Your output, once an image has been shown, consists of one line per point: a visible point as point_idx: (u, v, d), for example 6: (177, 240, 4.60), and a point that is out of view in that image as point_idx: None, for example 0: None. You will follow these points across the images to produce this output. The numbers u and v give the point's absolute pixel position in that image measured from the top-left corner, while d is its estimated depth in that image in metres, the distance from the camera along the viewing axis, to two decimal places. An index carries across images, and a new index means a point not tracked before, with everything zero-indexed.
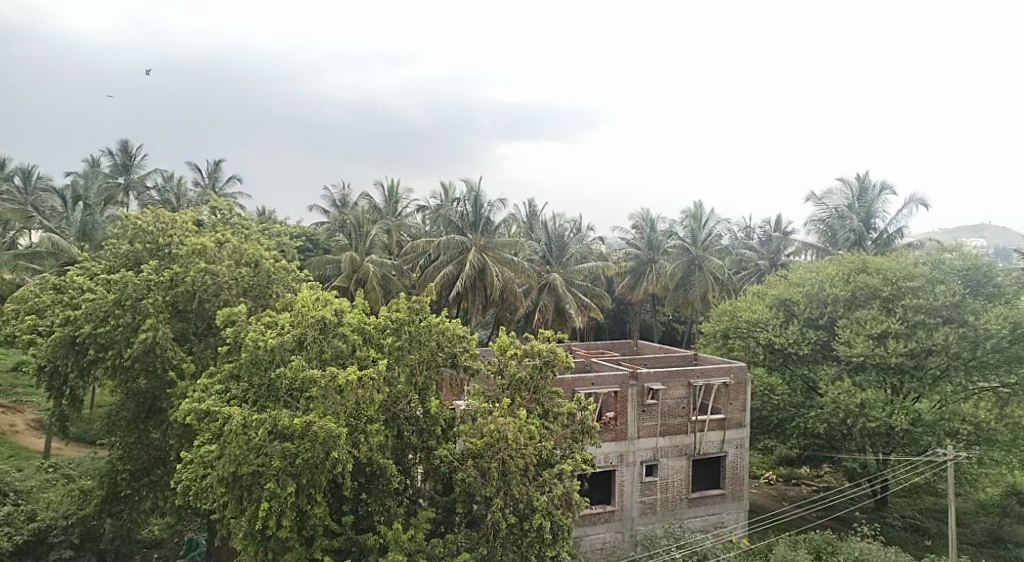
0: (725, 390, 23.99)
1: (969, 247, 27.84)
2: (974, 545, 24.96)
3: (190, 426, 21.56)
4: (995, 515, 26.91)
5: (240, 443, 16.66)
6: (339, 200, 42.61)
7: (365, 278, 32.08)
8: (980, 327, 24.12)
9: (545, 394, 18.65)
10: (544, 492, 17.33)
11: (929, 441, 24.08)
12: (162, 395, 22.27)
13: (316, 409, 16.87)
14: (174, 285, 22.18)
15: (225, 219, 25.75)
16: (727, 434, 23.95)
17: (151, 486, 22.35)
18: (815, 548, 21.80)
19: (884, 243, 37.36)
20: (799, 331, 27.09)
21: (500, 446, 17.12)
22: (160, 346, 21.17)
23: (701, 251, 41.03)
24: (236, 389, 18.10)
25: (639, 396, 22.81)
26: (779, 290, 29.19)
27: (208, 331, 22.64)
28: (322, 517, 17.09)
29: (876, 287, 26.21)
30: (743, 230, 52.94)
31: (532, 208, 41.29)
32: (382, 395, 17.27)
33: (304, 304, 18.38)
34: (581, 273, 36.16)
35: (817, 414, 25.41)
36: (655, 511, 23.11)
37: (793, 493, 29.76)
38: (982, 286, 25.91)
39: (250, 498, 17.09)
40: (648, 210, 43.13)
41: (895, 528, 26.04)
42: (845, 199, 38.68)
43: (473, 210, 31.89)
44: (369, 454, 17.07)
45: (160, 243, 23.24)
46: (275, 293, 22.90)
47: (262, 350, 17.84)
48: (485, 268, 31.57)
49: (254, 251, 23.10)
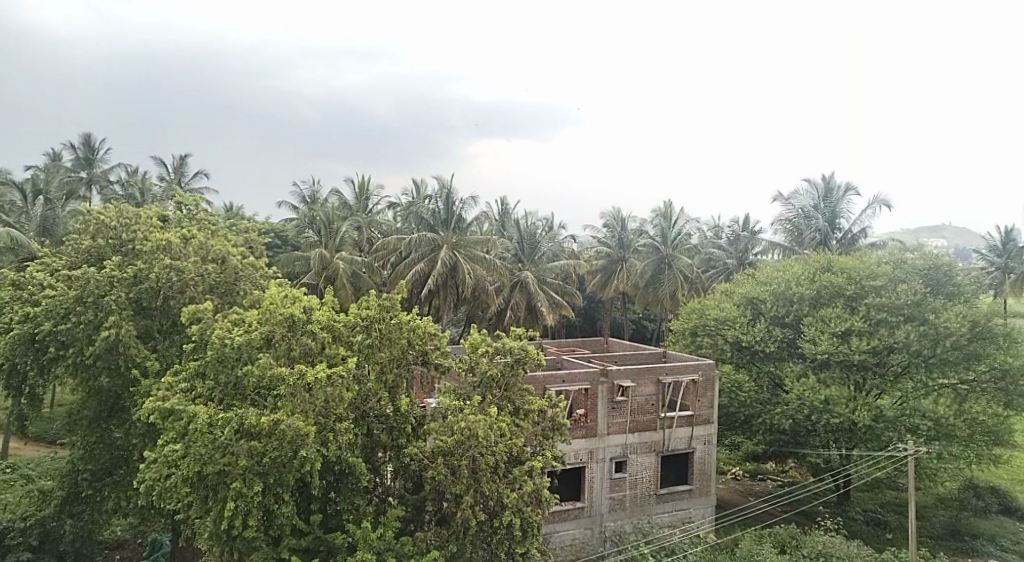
0: (693, 387, 24.24)
1: (930, 248, 28.60)
2: (933, 538, 25.52)
3: (154, 425, 21.22)
4: (952, 508, 27.51)
5: (205, 442, 16.57)
6: (309, 196, 42.19)
7: (334, 275, 31.78)
8: (941, 326, 24.75)
9: (516, 391, 18.71)
10: (515, 489, 17.37)
11: (890, 436, 24.60)
12: (125, 393, 21.88)
13: (284, 408, 16.68)
14: (137, 282, 21.72)
15: (191, 214, 25.31)
16: (696, 431, 24.21)
17: (113, 486, 21.97)
18: (780, 542, 22.20)
19: (849, 243, 38.08)
20: (766, 329, 27.47)
21: (471, 444, 17.10)
22: (124, 344, 20.77)
23: (671, 249, 41.25)
24: (202, 388, 17.86)
25: (609, 394, 22.94)
26: (746, 288, 29.55)
27: (173, 328, 22.29)
28: (289, 517, 16.86)
29: (840, 286, 26.69)
30: (713, 228, 53.59)
31: (504, 206, 41.15)
32: (351, 393, 17.11)
33: (272, 302, 18.16)
34: (553, 270, 36.24)
35: (782, 410, 25.80)
36: (623, 508, 23.29)
37: (759, 488, 30.22)
38: (943, 285, 26.65)
39: (215, 498, 16.91)
40: (619, 208, 43.29)
41: (857, 522, 26.50)
42: (811, 199, 39.39)
43: (444, 207, 31.67)
44: (338, 453, 16.96)
45: (123, 239, 22.74)
46: (241, 290, 22.58)
47: (228, 349, 17.64)
48: (456, 266, 31.45)
49: (220, 248, 22.75)
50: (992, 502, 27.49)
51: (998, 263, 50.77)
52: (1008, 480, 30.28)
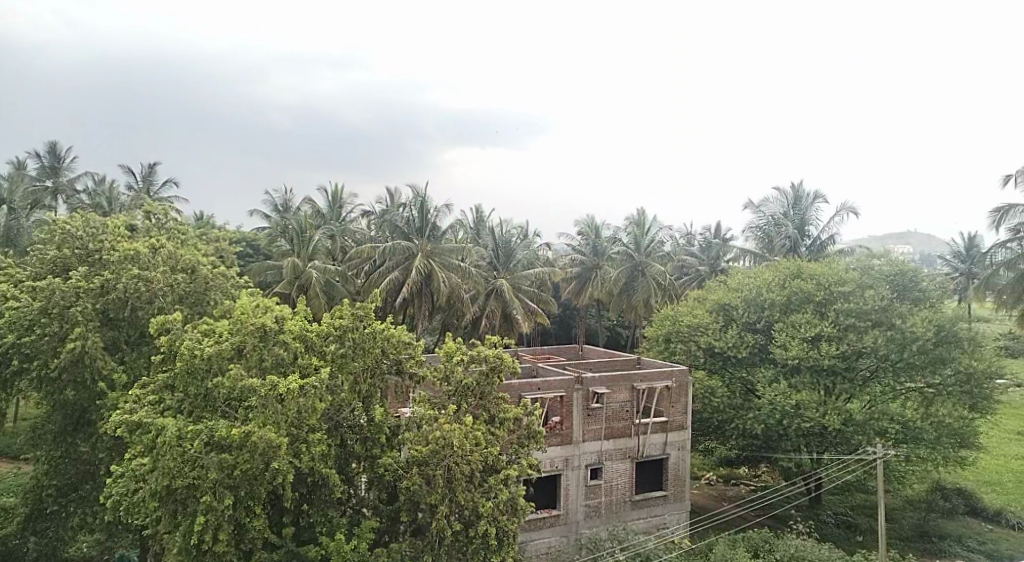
0: (667, 393, 24.40)
1: (896, 254, 29.27)
2: (902, 539, 25.93)
3: (121, 439, 20.87)
4: (921, 510, 27.98)
5: (175, 455, 16.15)
6: (281, 205, 41.86)
7: (307, 284, 31.48)
8: (907, 330, 25.37)
9: (491, 399, 18.68)
10: (490, 498, 17.34)
11: (859, 440, 25.06)
12: (91, 406, 21.41)
13: (255, 420, 16.41)
14: (104, 292, 21.28)
15: (160, 223, 24.95)
16: (670, 437, 24.38)
17: (79, 501, 21.32)
18: (753, 547, 22.41)
19: (817, 250, 38.76)
20: (738, 335, 27.78)
21: (445, 453, 17.01)
22: (90, 356, 20.32)
23: (645, 257, 41.55)
24: (171, 400, 17.63)
25: (584, 401, 23.03)
26: (718, 295, 29.89)
27: (141, 340, 21.87)
28: (260, 530, 16.62)
29: (810, 292, 27.10)
30: (685, 236, 54.18)
31: (479, 214, 41.18)
32: (324, 404, 16.93)
33: (244, 312, 17.99)
34: (528, 278, 36.29)
35: (754, 415, 26.07)
36: (599, 515, 23.33)
37: (732, 492, 30.48)
38: (909, 290, 27.28)
39: (185, 512, 16.66)
40: (593, 216, 43.60)
41: (828, 525, 26.87)
42: (780, 207, 40.09)
43: (419, 215, 31.68)
44: (311, 465, 16.79)
45: (90, 249, 22.35)
46: (212, 300, 22.34)
47: (198, 360, 17.39)
48: (430, 274, 31.35)
49: (191, 257, 22.41)
50: (959, 503, 28.02)
51: (963, 269, 51.71)
52: (974, 482, 30.86)
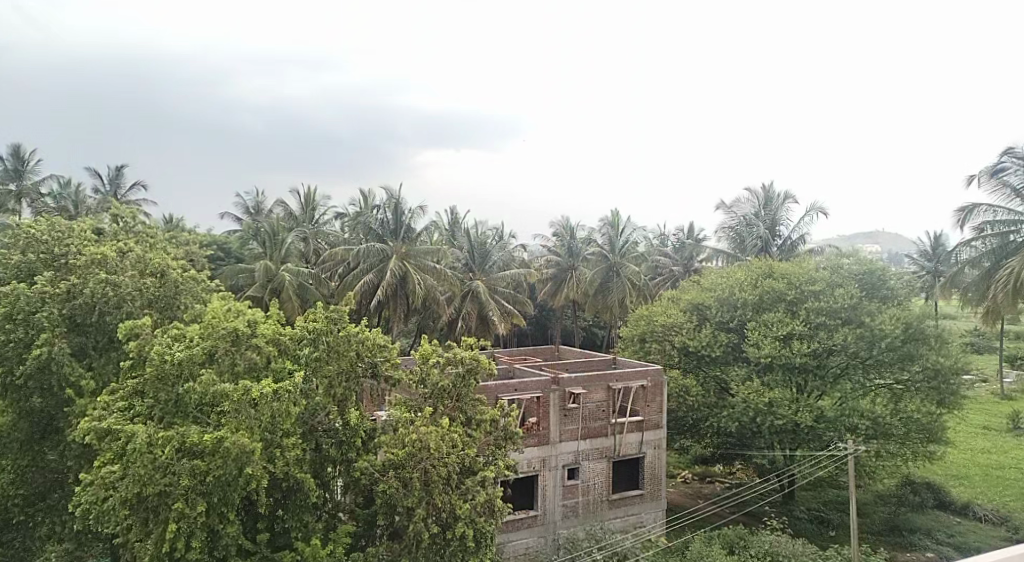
0: (643, 392, 24.54)
1: (865, 253, 29.82)
2: (873, 533, 26.38)
3: (90, 446, 20.39)
4: (891, 504, 28.49)
5: (146, 462, 15.88)
6: (253, 207, 41.43)
7: (280, 286, 31.18)
8: (876, 328, 25.79)
9: (468, 401, 18.65)
10: (467, 499, 17.29)
11: (831, 436, 25.29)
12: (59, 413, 20.91)
13: (227, 425, 16.17)
14: (71, 298, 20.80)
15: (127, 226, 24.52)
16: (645, 436, 24.51)
17: (47, 511, 20.92)
18: (728, 543, 22.61)
19: (788, 249, 39.27)
20: (711, 334, 28.02)
21: (422, 455, 16.94)
22: (57, 363, 19.84)
23: (619, 257, 41.82)
24: (141, 406, 17.26)
25: (561, 401, 23.10)
26: (691, 294, 30.19)
27: (110, 345, 21.33)
28: (234, 537, 16.37)
29: (781, 291, 27.46)
30: (659, 236, 54.65)
31: (454, 215, 41.15)
32: (298, 408, 16.73)
33: (215, 316, 17.77)
34: (504, 279, 36.31)
35: (728, 413, 26.37)
36: (576, 514, 23.38)
37: (707, 490, 30.77)
38: (878, 289, 27.81)
39: (156, 520, 16.37)
40: (567, 217, 43.76)
41: (802, 520, 27.22)
42: (751, 207, 40.59)
43: (393, 217, 31.56)
44: (285, 470, 16.63)
45: (55, 253, 21.89)
46: (183, 305, 22.02)
47: (168, 365, 17.09)
48: (405, 276, 31.19)
49: (159, 261, 21.94)
50: (928, 498, 28.58)
51: (929, 268, 52.77)
52: (942, 476, 31.54)
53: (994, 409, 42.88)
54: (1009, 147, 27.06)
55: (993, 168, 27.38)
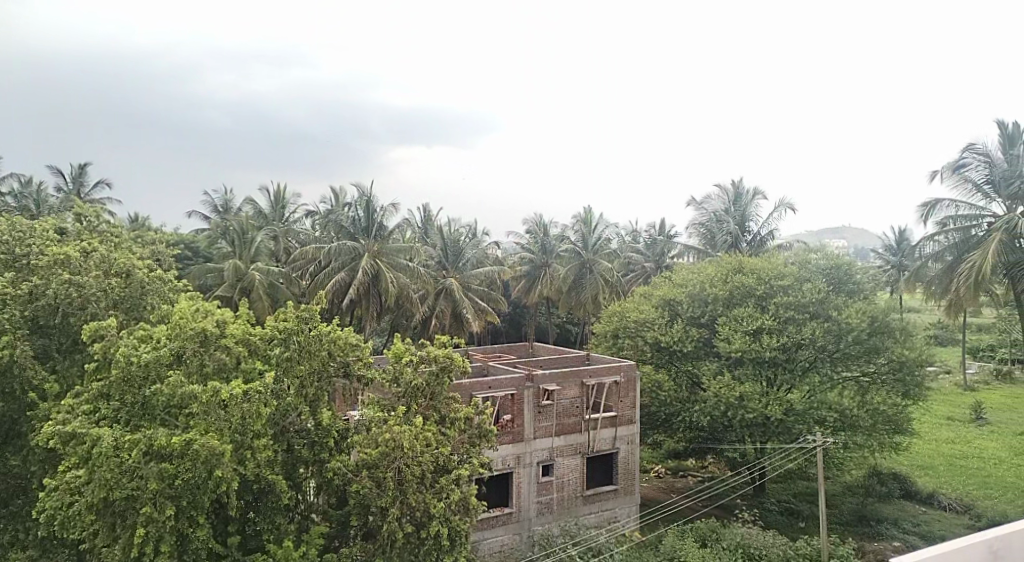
0: (616, 389, 24.71)
1: (833, 248, 30.32)
2: (841, 524, 26.86)
3: (55, 451, 19.88)
4: (858, 495, 28.99)
5: (112, 466, 15.54)
6: (221, 206, 40.82)
7: (249, 286, 30.78)
8: (843, 322, 26.29)
9: (442, 400, 18.52)
10: (442, 498, 17.12)
11: (800, 429, 25.72)
12: (21, 417, 20.39)
13: (197, 427, 16.01)
14: (33, 299, 20.29)
15: (91, 226, 23.95)
16: (619, 431, 24.64)
17: (10, 518, 20.41)
18: (701, 536, 22.84)
19: (758, 244, 39.69)
20: (682, 330, 28.22)
21: (396, 454, 16.84)
22: (19, 366, 19.32)
23: (592, 254, 41.92)
24: (106, 409, 16.87)
25: (535, 398, 23.13)
26: (663, 290, 30.43)
27: (74, 347, 20.83)
28: (204, 541, 16.09)
29: (751, 286, 27.77)
30: (631, 233, 54.97)
31: (427, 213, 41.01)
32: (269, 409, 16.37)
33: (183, 316, 17.54)
34: (478, 276, 36.25)
35: (701, 408, 26.68)
36: (550, 511, 23.44)
37: (680, 484, 31.05)
38: (845, 283, 28.25)
39: (124, 524, 16.08)
40: (540, 214, 43.79)
41: (772, 512, 27.64)
42: (721, 204, 41.00)
43: (365, 215, 31.38)
44: (256, 472, 16.40)
45: (16, 253, 21.37)
46: (150, 305, 21.59)
47: (135, 367, 16.72)
48: (378, 274, 30.96)
49: (124, 261, 21.42)
50: (894, 488, 29.13)
51: (894, 263, 53.81)
52: (908, 466, 32.18)
53: (958, 400, 43.86)
54: (970, 144, 27.64)
55: (954, 164, 27.96)
